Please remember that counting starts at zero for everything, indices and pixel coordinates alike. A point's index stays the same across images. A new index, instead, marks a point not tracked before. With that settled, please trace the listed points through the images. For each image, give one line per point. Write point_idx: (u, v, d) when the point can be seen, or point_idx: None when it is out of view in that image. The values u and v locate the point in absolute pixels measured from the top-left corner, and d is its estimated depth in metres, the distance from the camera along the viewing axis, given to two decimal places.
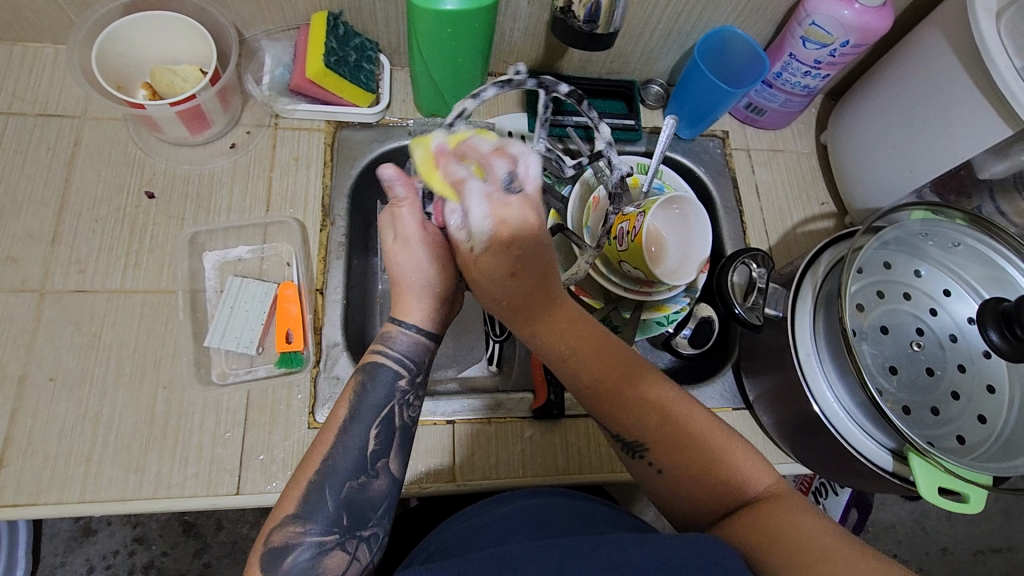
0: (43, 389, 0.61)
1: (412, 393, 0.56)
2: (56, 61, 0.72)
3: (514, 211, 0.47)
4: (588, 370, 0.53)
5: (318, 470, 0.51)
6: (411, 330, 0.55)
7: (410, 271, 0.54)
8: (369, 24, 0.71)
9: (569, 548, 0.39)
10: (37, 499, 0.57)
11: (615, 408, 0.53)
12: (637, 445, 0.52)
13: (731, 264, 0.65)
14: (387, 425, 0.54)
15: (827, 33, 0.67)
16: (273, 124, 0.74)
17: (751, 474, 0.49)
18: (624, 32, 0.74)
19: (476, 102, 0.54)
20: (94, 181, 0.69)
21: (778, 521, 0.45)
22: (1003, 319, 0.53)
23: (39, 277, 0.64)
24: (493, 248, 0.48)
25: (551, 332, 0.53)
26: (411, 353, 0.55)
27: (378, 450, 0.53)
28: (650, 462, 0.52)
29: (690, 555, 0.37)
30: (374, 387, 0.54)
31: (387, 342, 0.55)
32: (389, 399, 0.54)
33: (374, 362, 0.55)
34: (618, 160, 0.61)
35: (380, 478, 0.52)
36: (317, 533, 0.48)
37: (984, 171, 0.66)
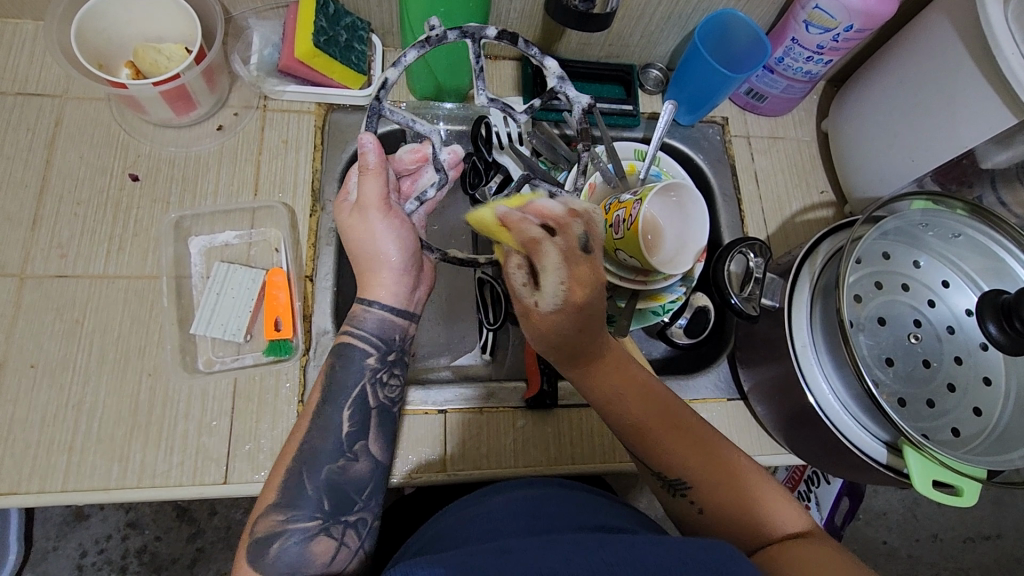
0: (25, 376, 0.59)
1: (385, 371, 0.55)
2: (35, 38, 0.70)
3: (587, 278, 0.48)
4: (634, 414, 0.54)
5: (296, 455, 0.50)
6: (379, 309, 0.55)
7: (370, 247, 0.54)
8: (360, 3, 0.69)
9: (571, 543, 0.38)
10: (19, 487, 0.56)
11: (657, 446, 0.53)
12: (678, 483, 0.52)
13: (729, 252, 0.63)
14: (362, 406, 0.53)
15: (830, 17, 0.66)
16: (262, 106, 0.72)
17: (785, 515, 0.49)
18: (623, 14, 0.73)
19: (399, 70, 0.49)
20: (75, 163, 0.67)
21: (804, 550, 0.45)
22: (1003, 312, 0.52)
23: (19, 261, 0.63)
24: (566, 308, 0.48)
25: (605, 377, 0.55)
26: (380, 331, 0.55)
27: (355, 432, 0.52)
28: (690, 500, 0.51)
29: (701, 559, 0.36)
30: (346, 368, 0.54)
31: (356, 322, 0.55)
32: (360, 379, 0.54)
33: (344, 343, 0.55)
34: (577, 95, 0.54)
35: (361, 461, 0.52)
36: (303, 519, 0.48)
37: (987, 161, 0.65)
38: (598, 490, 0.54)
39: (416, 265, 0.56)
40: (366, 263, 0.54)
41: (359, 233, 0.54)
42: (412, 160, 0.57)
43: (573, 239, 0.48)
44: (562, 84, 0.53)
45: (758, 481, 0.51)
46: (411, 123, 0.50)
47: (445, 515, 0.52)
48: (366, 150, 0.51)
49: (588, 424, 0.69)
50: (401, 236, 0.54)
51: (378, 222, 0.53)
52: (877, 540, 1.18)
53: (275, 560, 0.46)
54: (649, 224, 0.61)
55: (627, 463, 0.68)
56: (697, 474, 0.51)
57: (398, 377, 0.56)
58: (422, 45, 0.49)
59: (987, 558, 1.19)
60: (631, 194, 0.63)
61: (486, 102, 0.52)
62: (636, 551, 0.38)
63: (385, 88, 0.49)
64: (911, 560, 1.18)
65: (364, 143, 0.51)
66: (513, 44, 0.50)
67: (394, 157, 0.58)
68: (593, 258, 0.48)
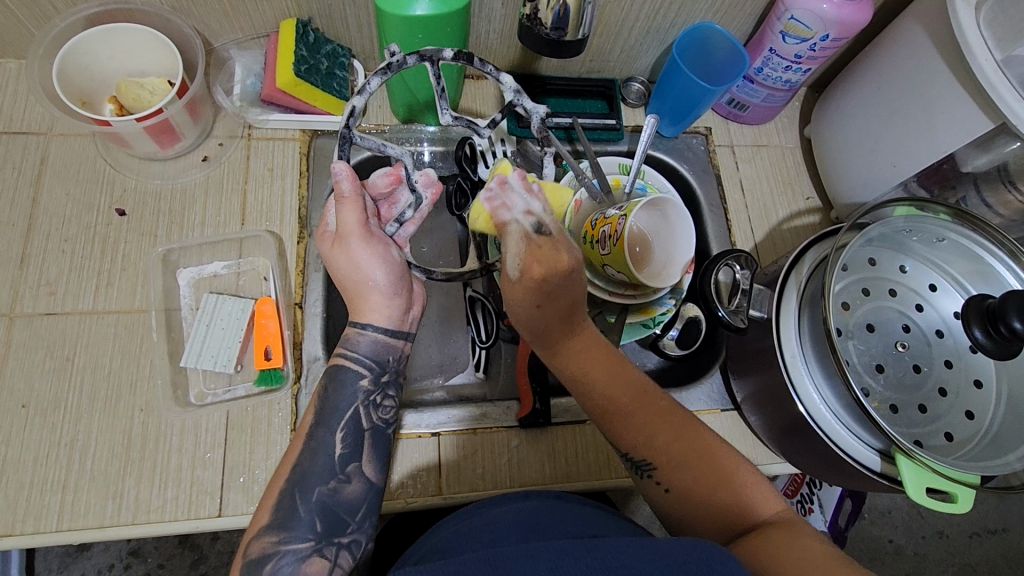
0: (15, 417, 0.59)
1: (378, 393, 0.55)
2: (19, 76, 0.70)
3: (547, 257, 0.49)
4: (603, 391, 0.53)
5: (289, 475, 0.50)
6: (371, 331, 0.55)
7: (355, 272, 0.53)
8: (341, 30, 0.69)
9: (565, 550, 0.38)
10: (12, 529, 0.56)
11: (623, 427, 0.53)
12: (645, 464, 0.52)
13: (714, 264, 0.66)
14: (354, 428, 0.53)
15: (806, 27, 0.66)
16: (247, 135, 0.72)
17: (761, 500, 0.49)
18: (601, 31, 0.73)
19: (365, 97, 0.48)
20: (62, 200, 0.67)
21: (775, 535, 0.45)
22: (988, 316, 0.52)
23: (8, 301, 0.63)
24: (525, 281, 0.50)
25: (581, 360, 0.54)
26: (374, 352, 0.55)
27: (348, 453, 0.52)
28: (656, 480, 0.51)
29: (689, 562, 0.36)
30: (339, 389, 0.54)
31: (349, 346, 0.55)
32: (353, 402, 0.53)
33: (336, 366, 0.54)
34: (531, 107, 0.54)
35: (354, 482, 0.51)
36: (296, 540, 0.47)
37: (967, 165, 0.65)
38: (595, 502, 0.53)
39: (405, 286, 0.56)
40: (355, 290, 0.54)
41: (344, 263, 0.53)
42: (386, 183, 0.55)
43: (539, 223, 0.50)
44: (518, 96, 0.53)
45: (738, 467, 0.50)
46: (383, 146, 0.51)
47: (440, 528, 0.51)
48: (339, 178, 0.51)
49: (581, 440, 0.69)
50: (385, 262, 0.53)
51: (359, 247, 0.52)
52: (883, 539, 1.18)
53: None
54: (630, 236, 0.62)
55: (620, 478, 0.68)
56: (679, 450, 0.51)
57: (391, 398, 0.56)
58: (385, 69, 0.48)
59: (994, 552, 1.18)
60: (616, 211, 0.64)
61: (450, 120, 0.53)
62: (629, 557, 0.37)
63: (354, 119, 0.48)
64: (918, 557, 1.17)
65: (339, 172, 0.51)
66: (470, 63, 0.51)
67: (367, 183, 0.55)
68: (553, 239, 0.50)
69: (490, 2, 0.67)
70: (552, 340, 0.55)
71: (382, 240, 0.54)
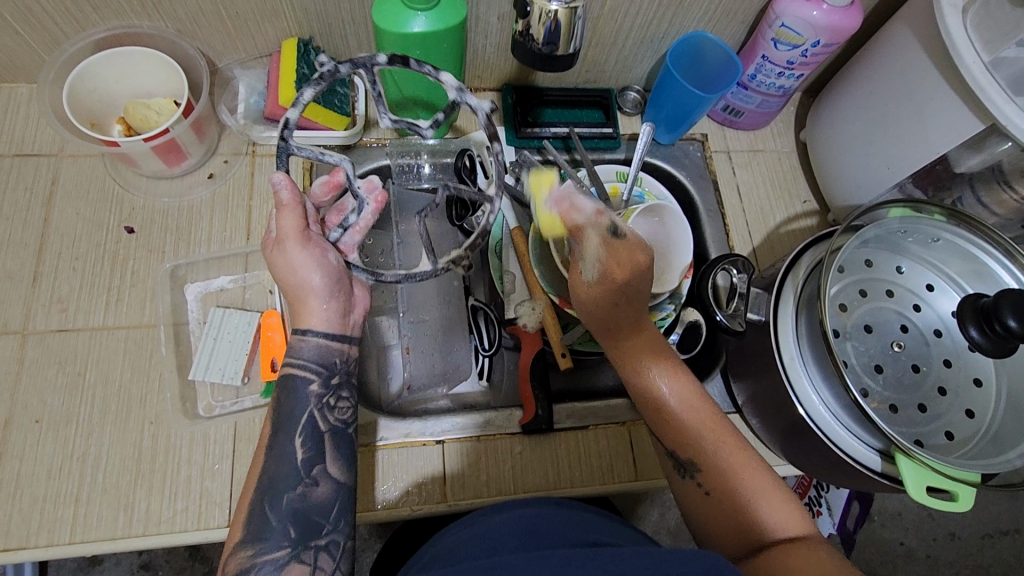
0: (30, 431, 0.61)
1: (330, 395, 0.55)
2: (30, 100, 0.72)
3: (628, 256, 0.52)
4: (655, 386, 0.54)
5: (257, 487, 0.50)
6: (315, 335, 0.55)
7: (293, 275, 0.53)
8: (341, 48, 0.71)
9: (562, 560, 0.39)
10: (27, 542, 0.57)
11: (671, 424, 0.54)
12: (688, 465, 0.53)
13: (712, 269, 0.68)
14: (313, 432, 0.53)
15: (797, 34, 0.67)
16: (251, 152, 0.74)
17: (779, 517, 0.48)
18: (596, 42, 0.74)
19: (298, 108, 0.49)
20: (73, 219, 0.69)
21: (793, 556, 0.45)
22: (982, 315, 0.53)
23: (21, 318, 0.64)
24: (602, 282, 0.52)
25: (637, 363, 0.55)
26: (320, 357, 0.55)
27: (311, 456, 0.52)
28: (697, 482, 0.52)
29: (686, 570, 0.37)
30: (291, 400, 0.53)
31: (294, 352, 0.55)
32: (307, 406, 0.54)
33: (286, 375, 0.54)
34: (477, 103, 0.51)
35: (322, 485, 0.52)
36: (270, 550, 0.48)
37: (961, 166, 0.65)
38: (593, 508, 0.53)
39: (344, 288, 0.56)
40: (295, 294, 0.54)
41: (284, 267, 0.54)
42: (324, 191, 0.59)
43: (610, 226, 0.52)
44: (461, 94, 0.51)
45: (755, 481, 0.50)
46: (321, 156, 0.51)
47: (443, 537, 0.52)
48: (278, 188, 0.51)
49: (584, 445, 0.69)
50: (322, 266, 0.54)
51: (295, 252, 0.53)
52: (894, 542, 1.17)
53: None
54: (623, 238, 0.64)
55: (624, 482, 0.68)
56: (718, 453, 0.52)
57: (346, 399, 0.56)
58: (320, 79, 0.49)
59: (1007, 554, 1.17)
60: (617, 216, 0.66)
61: (392, 126, 0.56)
62: (626, 565, 0.38)
63: (290, 129, 0.48)
64: (930, 560, 1.17)
65: (278, 183, 0.51)
66: (407, 66, 0.50)
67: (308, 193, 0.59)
68: (629, 241, 0.52)
69: (487, 17, 0.68)
70: (616, 336, 0.56)
71: (321, 245, 0.54)
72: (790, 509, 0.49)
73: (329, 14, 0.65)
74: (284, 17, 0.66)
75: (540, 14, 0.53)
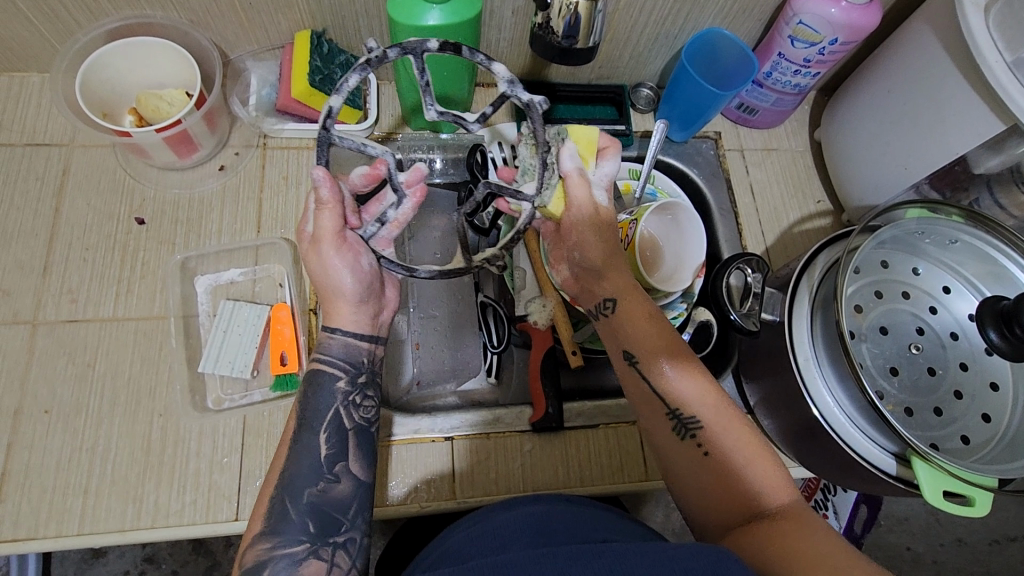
0: (39, 422, 0.61)
1: (357, 394, 0.55)
2: (42, 90, 0.72)
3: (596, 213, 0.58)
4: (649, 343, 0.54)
5: (278, 481, 0.50)
6: (342, 334, 0.56)
7: (326, 277, 0.54)
8: (354, 41, 0.71)
9: (568, 558, 0.38)
10: (35, 533, 0.57)
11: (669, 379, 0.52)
12: (690, 423, 0.51)
13: (726, 269, 0.66)
14: (338, 428, 0.53)
15: (815, 32, 0.67)
16: (262, 144, 0.74)
17: (779, 486, 0.48)
18: (610, 37, 0.74)
19: (342, 95, 0.47)
20: (84, 210, 0.68)
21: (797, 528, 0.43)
22: (1002, 318, 0.52)
23: (31, 308, 0.64)
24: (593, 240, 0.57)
25: (626, 320, 0.55)
26: (347, 355, 0.55)
27: (334, 452, 0.52)
28: (697, 441, 0.50)
29: (694, 566, 0.36)
30: (316, 394, 0.54)
31: (321, 350, 0.56)
32: (333, 402, 0.54)
33: (313, 370, 0.55)
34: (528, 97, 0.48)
35: (343, 482, 0.51)
36: (287, 545, 0.47)
37: (980, 166, 0.65)
38: (604, 504, 0.53)
39: (374, 292, 0.57)
40: (326, 293, 0.56)
41: (316, 267, 0.54)
42: (364, 180, 0.56)
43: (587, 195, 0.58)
44: (512, 87, 0.48)
45: (745, 444, 0.50)
46: (363, 146, 0.48)
47: (450, 534, 0.51)
48: (318, 185, 0.50)
49: (595, 444, 0.69)
50: (355, 269, 0.54)
51: (332, 255, 0.53)
52: (901, 547, 1.16)
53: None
54: (585, 197, 0.56)
55: (634, 482, 0.68)
56: (704, 413, 0.51)
57: (373, 398, 0.56)
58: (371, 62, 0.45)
59: (1014, 560, 1.17)
60: (572, 158, 0.55)
61: (436, 117, 0.49)
62: (633, 562, 0.37)
63: (331, 118, 0.47)
64: (937, 565, 1.16)
65: (318, 179, 0.50)
66: (458, 53, 0.47)
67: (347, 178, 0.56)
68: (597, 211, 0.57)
69: (501, 11, 0.68)
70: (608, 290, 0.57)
71: (355, 248, 0.54)
72: (779, 476, 0.49)
73: (343, 7, 0.65)
74: (298, 8, 0.65)
75: (560, 9, 0.53)
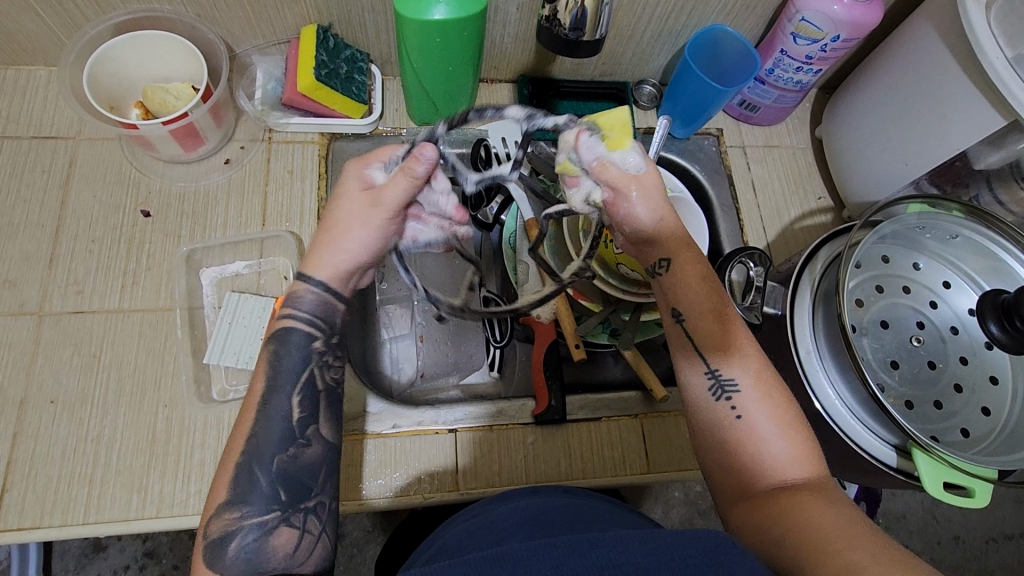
0: (45, 412, 0.61)
1: (330, 354, 0.54)
2: (48, 83, 0.73)
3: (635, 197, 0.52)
4: (698, 306, 0.52)
5: (244, 461, 0.48)
6: (317, 287, 0.54)
7: (353, 230, 0.53)
8: (360, 36, 0.71)
9: (566, 547, 0.38)
10: (40, 521, 0.57)
11: (714, 344, 0.51)
12: (730, 388, 0.50)
13: (728, 263, 0.67)
14: (310, 391, 0.52)
15: (817, 29, 0.67)
16: (267, 138, 0.74)
17: (802, 465, 0.47)
18: (613, 34, 0.74)
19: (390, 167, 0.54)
20: (90, 202, 0.69)
21: (819, 511, 0.43)
22: (1003, 311, 0.52)
23: (37, 299, 0.65)
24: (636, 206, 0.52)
25: (678, 280, 0.53)
26: (320, 312, 0.53)
27: (305, 417, 0.51)
28: (732, 407, 0.50)
29: (692, 556, 0.36)
30: (288, 353, 0.52)
31: (296, 303, 0.53)
32: (306, 364, 0.52)
33: (284, 326, 0.53)
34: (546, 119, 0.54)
35: (314, 446, 0.51)
36: (257, 513, 0.47)
37: (980, 162, 0.65)
38: (604, 496, 0.54)
39: (370, 267, 0.56)
40: (329, 243, 0.53)
41: (345, 220, 0.53)
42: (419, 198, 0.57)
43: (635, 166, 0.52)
44: (530, 121, 0.55)
45: (779, 416, 0.49)
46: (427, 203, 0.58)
47: (452, 524, 0.52)
48: (422, 160, 0.50)
49: (597, 436, 0.69)
50: (374, 240, 0.53)
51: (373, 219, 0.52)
52: (899, 544, 1.16)
53: (235, 558, 0.46)
54: (620, 178, 0.51)
55: (636, 474, 0.68)
56: (743, 381, 0.50)
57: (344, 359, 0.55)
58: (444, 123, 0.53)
59: (1011, 558, 1.17)
60: (592, 146, 0.51)
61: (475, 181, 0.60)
62: (631, 551, 0.37)
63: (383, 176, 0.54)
64: (934, 562, 1.16)
65: (426, 155, 0.49)
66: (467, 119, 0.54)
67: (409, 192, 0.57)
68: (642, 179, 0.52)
69: (506, 7, 0.68)
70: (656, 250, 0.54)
71: (391, 228, 0.54)
72: (807, 452, 0.48)
73: (349, 2, 0.65)
74: (304, 3, 0.65)
75: (567, 2, 0.54)
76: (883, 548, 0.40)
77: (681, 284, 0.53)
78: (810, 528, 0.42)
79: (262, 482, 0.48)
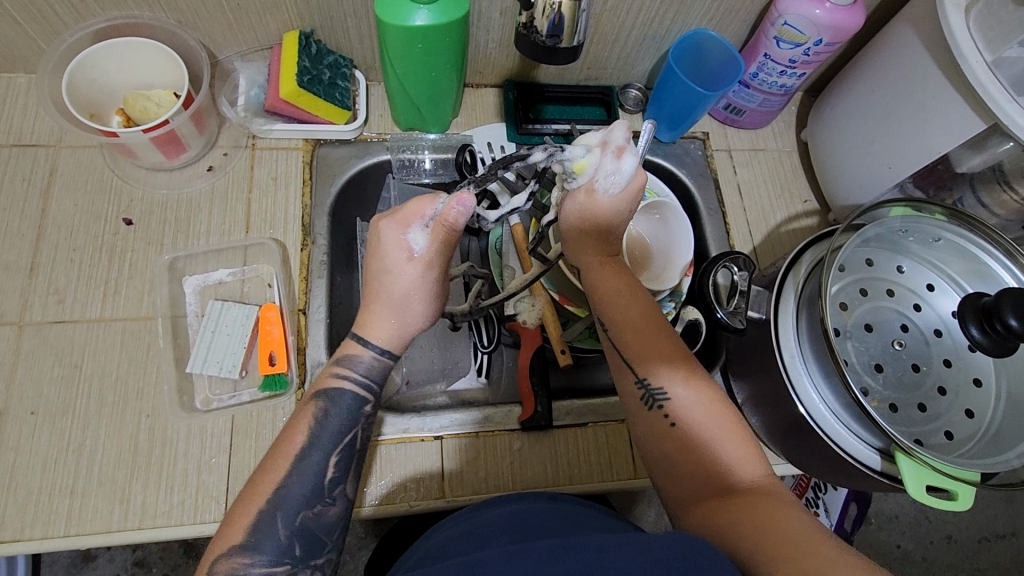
0: (25, 423, 0.60)
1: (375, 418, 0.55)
2: (28, 91, 0.72)
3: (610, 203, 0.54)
4: (621, 316, 0.55)
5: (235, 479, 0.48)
6: (377, 352, 0.54)
7: (407, 290, 0.52)
8: (343, 42, 0.71)
9: (542, 553, 0.38)
10: (21, 535, 0.57)
11: (642, 351, 0.53)
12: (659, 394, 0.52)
13: (712, 267, 0.67)
14: (349, 452, 0.52)
15: (800, 33, 0.67)
16: (250, 145, 0.74)
17: (745, 465, 0.48)
18: (598, 39, 0.74)
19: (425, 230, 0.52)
20: (71, 210, 0.68)
21: (759, 510, 0.43)
22: (983, 314, 0.52)
23: (17, 310, 0.64)
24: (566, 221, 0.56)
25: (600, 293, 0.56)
26: (374, 376, 0.53)
27: (338, 475, 0.51)
28: (664, 412, 0.51)
29: (667, 558, 0.36)
30: (334, 412, 0.52)
31: (351, 365, 0.53)
32: (353, 425, 0.53)
33: (334, 386, 0.53)
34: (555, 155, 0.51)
35: (337, 506, 0.50)
36: (265, 564, 0.46)
37: (962, 166, 0.65)
38: (587, 501, 0.53)
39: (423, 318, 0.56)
40: (382, 307, 0.53)
41: (397, 283, 0.52)
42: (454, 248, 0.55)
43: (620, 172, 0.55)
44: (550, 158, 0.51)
45: (710, 410, 0.51)
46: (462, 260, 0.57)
47: (436, 532, 0.51)
48: (463, 211, 0.49)
49: (584, 440, 0.69)
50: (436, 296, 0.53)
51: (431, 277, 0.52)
52: (891, 544, 1.17)
53: None
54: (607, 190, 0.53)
55: (623, 480, 0.68)
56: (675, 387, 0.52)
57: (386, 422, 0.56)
58: (474, 181, 0.53)
59: (1003, 557, 1.18)
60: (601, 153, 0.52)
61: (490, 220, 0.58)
62: (607, 555, 0.37)
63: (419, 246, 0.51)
64: (926, 563, 1.17)
65: (467, 205, 0.49)
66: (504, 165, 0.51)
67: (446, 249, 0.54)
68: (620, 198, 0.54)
69: (488, 12, 0.68)
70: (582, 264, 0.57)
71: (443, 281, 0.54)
72: (749, 452, 0.49)
73: (331, 8, 0.65)
74: (285, 9, 0.65)
75: (544, 8, 0.54)
76: (834, 548, 0.39)
77: (602, 294, 0.56)
78: (756, 524, 0.42)
79: (254, 504, 0.47)
